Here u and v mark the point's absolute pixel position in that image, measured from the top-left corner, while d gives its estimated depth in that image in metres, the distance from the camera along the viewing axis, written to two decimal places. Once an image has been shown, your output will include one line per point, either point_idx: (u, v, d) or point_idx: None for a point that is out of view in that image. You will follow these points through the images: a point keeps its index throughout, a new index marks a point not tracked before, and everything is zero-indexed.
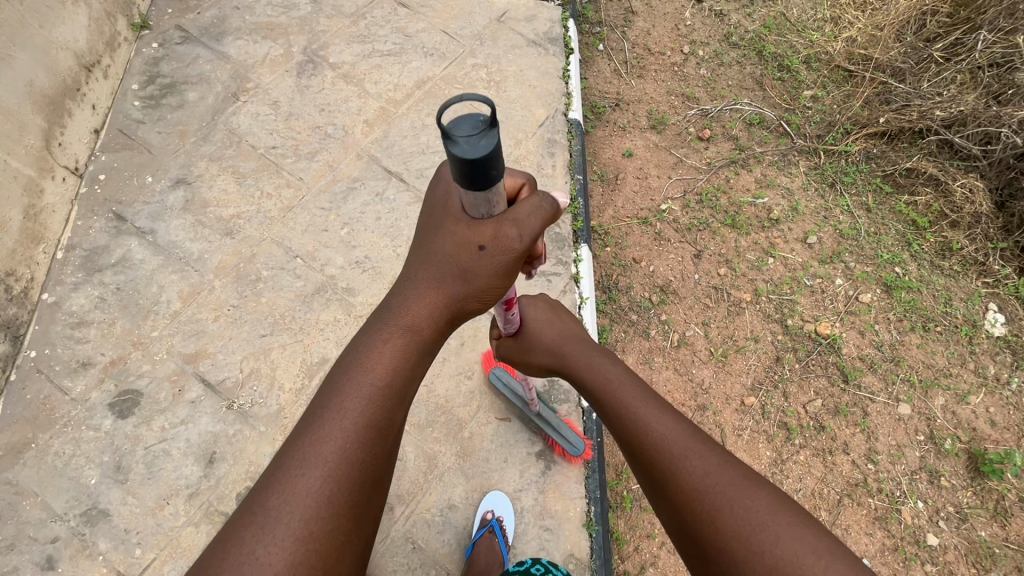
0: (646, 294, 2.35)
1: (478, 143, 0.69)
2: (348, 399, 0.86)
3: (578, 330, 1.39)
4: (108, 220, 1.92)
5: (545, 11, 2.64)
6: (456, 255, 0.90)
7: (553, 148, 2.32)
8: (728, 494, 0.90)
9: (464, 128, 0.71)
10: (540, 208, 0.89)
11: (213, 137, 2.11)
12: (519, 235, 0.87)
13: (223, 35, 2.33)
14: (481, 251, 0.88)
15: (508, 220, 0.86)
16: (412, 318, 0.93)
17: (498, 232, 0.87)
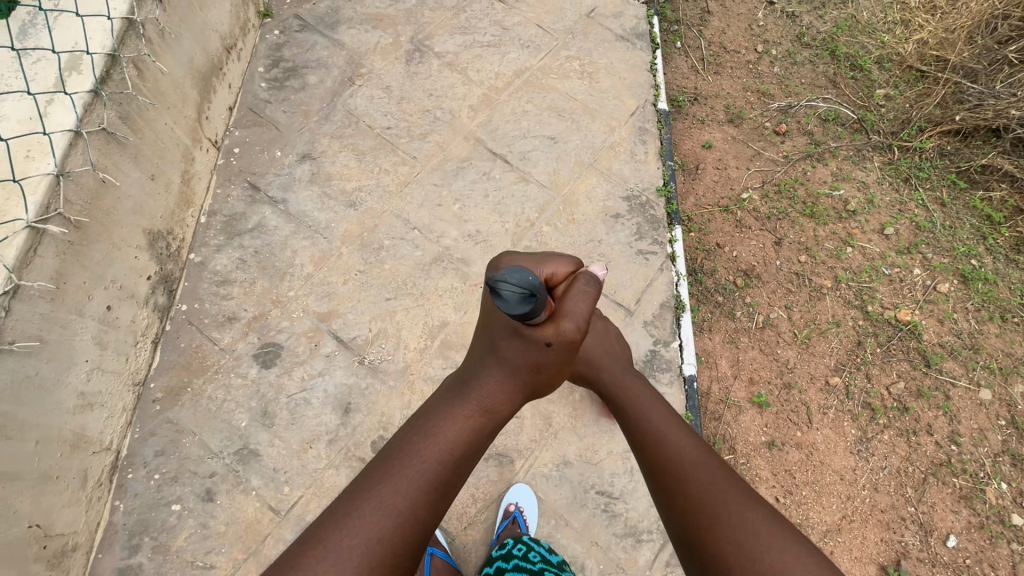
0: (731, 277, 2.45)
1: (512, 304, 0.86)
2: (427, 451, 1.01)
3: (611, 352, 1.56)
4: (244, 190, 2.07)
5: (631, 8, 2.77)
6: (529, 355, 1.12)
7: (645, 136, 2.43)
8: (730, 505, 1.00)
9: (508, 285, 0.85)
10: (585, 291, 1.09)
11: (334, 117, 2.27)
12: (577, 320, 1.08)
13: (337, 24, 2.48)
14: (546, 347, 1.09)
15: (567, 314, 1.07)
16: (489, 404, 1.12)
17: (563, 328, 1.07)
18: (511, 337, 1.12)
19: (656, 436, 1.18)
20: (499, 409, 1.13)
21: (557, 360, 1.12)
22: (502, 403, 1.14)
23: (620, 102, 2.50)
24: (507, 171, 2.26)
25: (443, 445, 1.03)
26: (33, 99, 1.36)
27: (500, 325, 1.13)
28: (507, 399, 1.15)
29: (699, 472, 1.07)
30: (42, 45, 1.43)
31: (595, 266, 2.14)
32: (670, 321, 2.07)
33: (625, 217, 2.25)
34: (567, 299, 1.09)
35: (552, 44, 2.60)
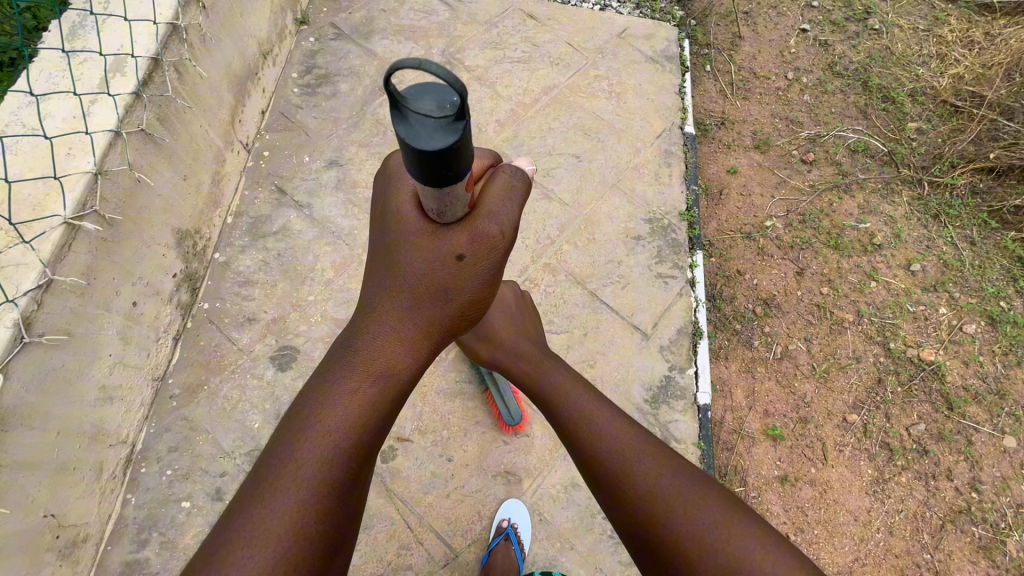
0: (750, 305, 2.42)
1: (438, 137, 0.71)
2: (323, 428, 0.96)
3: (537, 339, 1.60)
4: (272, 193, 2.10)
5: (662, 31, 2.78)
6: (441, 273, 1.04)
7: (670, 159, 2.43)
8: (663, 475, 1.07)
9: (426, 110, 0.70)
10: (504, 190, 1.03)
11: (363, 125, 2.30)
12: (498, 231, 1.03)
13: (371, 34, 2.52)
14: (459, 262, 1.04)
15: (487, 214, 1.02)
16: (387, 359, 1.06)
17: (479, 237, 1.03)
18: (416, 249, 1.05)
19: (569, 412, 1.26)
20: (406, 361, 1.06)
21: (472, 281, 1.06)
22: (405, 356, 1.07)
23: (647, 123, 2.50)
24: (531, 187, 2.27)
25: (345, 406, 0.99)
26: (78, 98, 1.40)
27: (404, 237, 1.05)
28: (408, 347, 1.08)
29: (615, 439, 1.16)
30: (89, 46, 1.47)
31: (613, 287, 2.12)
32: (686, 347, 2.05)
33: (646, 239, 2.23)
34: (483, 202, 1.03)
35: (581, 63, 2.61)
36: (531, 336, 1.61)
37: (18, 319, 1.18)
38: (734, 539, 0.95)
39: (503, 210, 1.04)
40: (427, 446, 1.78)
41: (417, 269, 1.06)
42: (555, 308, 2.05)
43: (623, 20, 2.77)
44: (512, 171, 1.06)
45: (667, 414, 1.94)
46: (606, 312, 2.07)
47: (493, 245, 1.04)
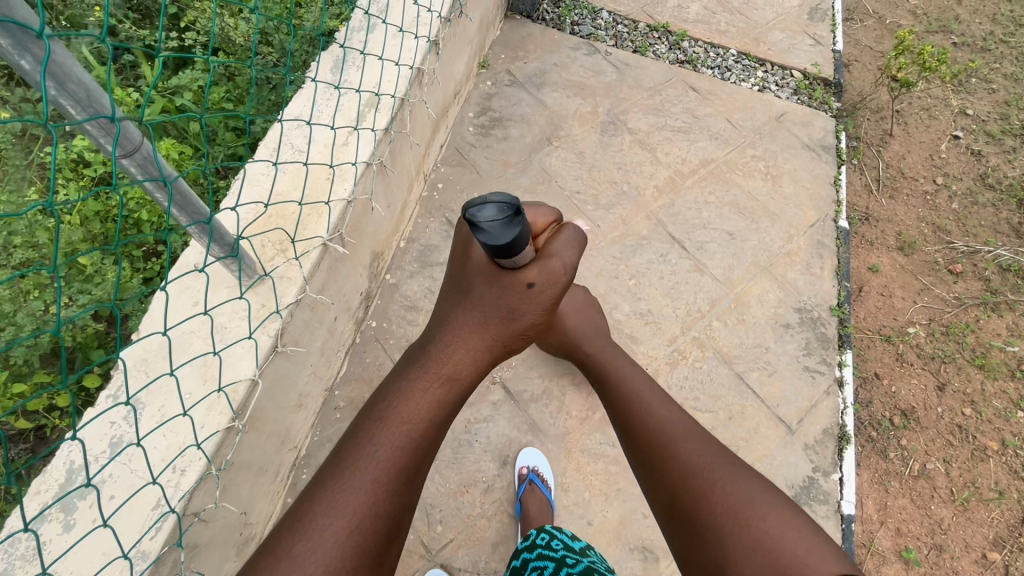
0: (887, 414, 2.33)
1: (497, 234, 0.84)
2: (390, 425, 0.95)
3: (599, 326, 1.70)
4: (441, 224, 2.20)
5: (820, 120, 2.79)
6: (504, 299, 1.04)
7: (822, 250, 2.40)
8: (698, 461, 1.07)
9: (488, 214, 0.82)
10: (572, 239, 1.05)
11: (529, 171, 2.39)
12: (563, 268, 1.03)
13: (542, 85, 2.64)
14: (527, 290, 1.02)
15: (552, 253, 1.02)
16: (450, 366, 1.04)
17: (547, 270, 1.01)
18: (483, 284, 1.05)
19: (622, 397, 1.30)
20: (464, 374, 1.05)
21: (538, 309, 1.05)
22: (467, 365, 1.05)
23: (801, 211, 2.49)
24: (683, 257, 2.28)
25: (401, 421, 0.96)
26: (354, 132, 1.48)
27: (475, 276, 1.06)
28: (473, 357, 1.06)
29: (681, 442, 1.12)
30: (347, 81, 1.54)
31: (760, 373, 2.10)
32: (832, 449, 1.99)
33: (795, 328, 2.20)
34: (551, 244, 1.04)
35: (739, 140, 2.64)
36: (599, 333, 1.66)
37: (278, 329, 1.26)
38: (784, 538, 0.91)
39: (566, 253, 1.04)
40: (568, 505, 1.77)
41: (488, 302, 1.05)
42: (701, 384, 2.04)
43: (782, 105, 2.81)
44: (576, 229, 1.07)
45: (808, 516, 1.88)
46: (751, 397, 2.05)
47: (554, 278, 1.02)
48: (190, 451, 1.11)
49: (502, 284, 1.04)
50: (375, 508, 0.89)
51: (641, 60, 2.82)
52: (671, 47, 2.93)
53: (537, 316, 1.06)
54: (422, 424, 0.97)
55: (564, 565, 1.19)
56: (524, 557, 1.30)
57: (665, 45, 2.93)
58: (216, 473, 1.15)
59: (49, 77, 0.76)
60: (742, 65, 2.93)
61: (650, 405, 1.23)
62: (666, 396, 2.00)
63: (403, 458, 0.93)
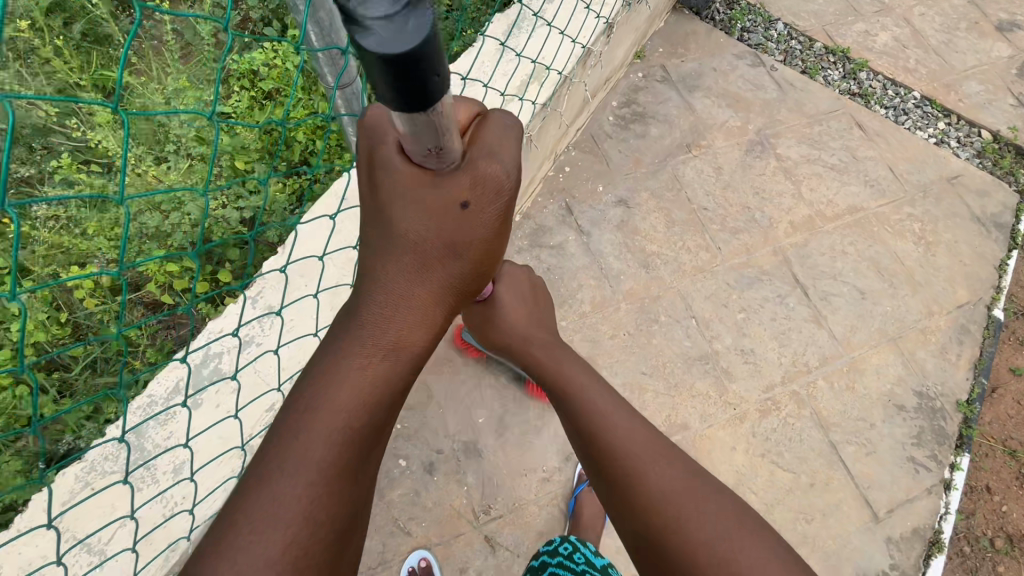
0: (990, 534, 2.07)
1: (386, 6, 0.46)
2: (331, 407, 0.80)
3: (540, 307, 1.53)
4: (560, 208, 2.17)
5: (1000, 192, 2.45)
6: (440, 226, 0.83)
7: (964, 336, 2.14)
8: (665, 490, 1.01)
9: (373, 8, 0.47)
10: (510, 127, 0.83)
11: (661, 175, 2.28)
12: (505, 170, 0.83)
13: (695, 88, 2.50)
14: (462, 212, 0.83)
15: (486, 153, 0.81)
16: (394, 304, 0.85)
17: (479, 176, 0.82)
18: (410, 202, 0.82)
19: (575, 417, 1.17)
20: (412, 336, 0.87)
21: (483, 228, 0.84)
22: (416, 325, 0.87)
23: (951, 288, 2.22)
24: (803, 304, 2.11)
25: (345, 396, 0.82)
26: (515, 103, 1.48)
27: (393, 197, 0.82)
28: (419, 315, 0.87)
29: (621, 436, 1.10)
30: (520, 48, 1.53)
31: (857, 449, 1.92)
32: (918, 553, 1.80)
33: (910, 413, 1.99)
34: (484, 137, 0.83)
35: (898, 194, 2.38)
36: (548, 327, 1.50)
37: None
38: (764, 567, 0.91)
39: (505, 148, 0.83)
40: None
41: (421, 223, 0.83)
42: (790, 442, 1.90)
43: (958, 165, 2.49)
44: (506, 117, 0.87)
45: None
46: (840, 470, 1.88)
47: (497, 196, 0.84)
48: None
49: (433, 198, 0.82)
50: (314, 503, 0.76)
51: (808, 84, 2.59)
52: (846, 75, 2.66)
53: (484, 239, 0.86)
54: (369, 391, 0.82)
55: None
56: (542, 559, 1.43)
57: (839, 72, 2.67)
58: None
59: (312, 5, 1.02)
60: (923, 111, 2.62)
61: (592, 411, 1.16)
62: (748, 443, 1.88)
63: (349, 435, 0.80)
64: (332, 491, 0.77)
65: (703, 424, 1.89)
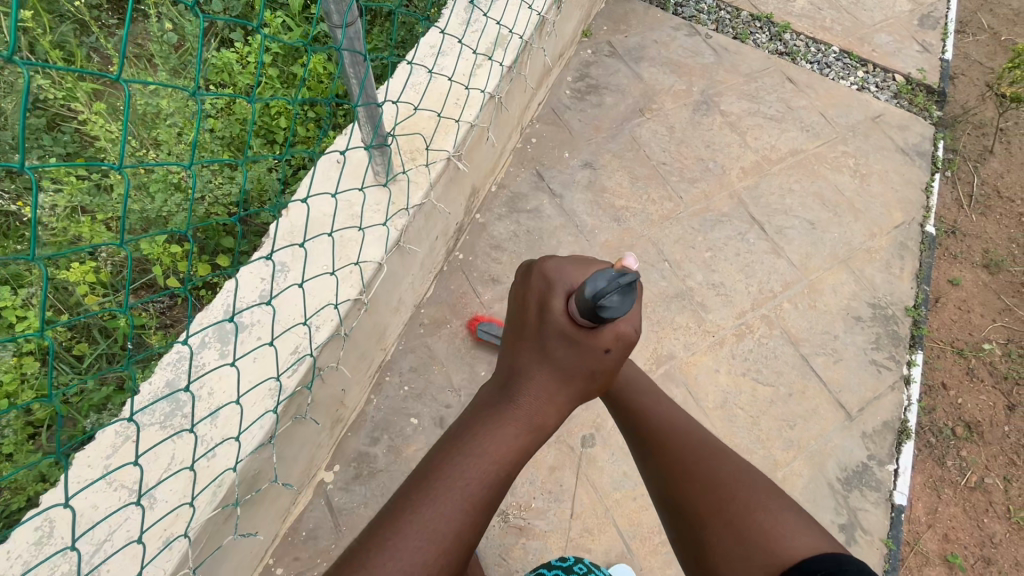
0: (950, 423, 2.30)
1: (624, 304, 0.86)
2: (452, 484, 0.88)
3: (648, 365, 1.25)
4: (531, 176, 2.31)
5: (917, 126, 2.75)
6: (585, 360, 0.97)
7: (904, 252, 2.39)
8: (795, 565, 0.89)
9: (609, 299, 0.86)
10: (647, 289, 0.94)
11: (620, 138, 2.47)
12: (636, 327, 0.95)
13: (640, 59, 2.71)
14: (605, 354, 0.96)
15: (625, 317, 0.94)
16: (541, 385, 0.99)
17: (619, 333, 0.94)
18: (566, 333, 0.95)
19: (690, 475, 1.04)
20: (548, 424, 0.99)
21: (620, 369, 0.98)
22: (550, 417, 0.99)
23: (888, 212, 2.47)
24: (762, 239, 2.31)
25: (481, 470, 0.90)
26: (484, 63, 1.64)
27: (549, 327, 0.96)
28: (554, 411, 0.99)
29: (736, 498, 0.99)
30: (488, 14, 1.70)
31: (825, 358, 2.12)
32: (890, 442, 2.00)
33: (866, 322, 2.21)
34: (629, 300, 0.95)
35: (831, 135, 2.64)
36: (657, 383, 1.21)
37: (404, 226, 1.39)
38: None
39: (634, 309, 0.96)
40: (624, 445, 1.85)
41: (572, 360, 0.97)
42: (765, 358, 2.08)
43: (879, 106, 2.78)
44: (629, 268, 0.92)
45: (857, 500, 1.90)
46: (813, 379, 2.07)
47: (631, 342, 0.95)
48: (326, 310, 1.26)
49: (589, 343, 0.95)
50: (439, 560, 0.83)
51: (740, 47, 2.84)
52: (772, 38, 2.93)
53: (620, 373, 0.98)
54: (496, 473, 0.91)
55: None
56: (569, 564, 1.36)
57: (766, 35, 2.93)
58: (341, 336, 1.29)
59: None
60: (843, 63, 2.91)
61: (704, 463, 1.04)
62: (729, 364, 2.05)
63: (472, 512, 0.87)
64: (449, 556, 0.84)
65: (687, 352, 2.05)
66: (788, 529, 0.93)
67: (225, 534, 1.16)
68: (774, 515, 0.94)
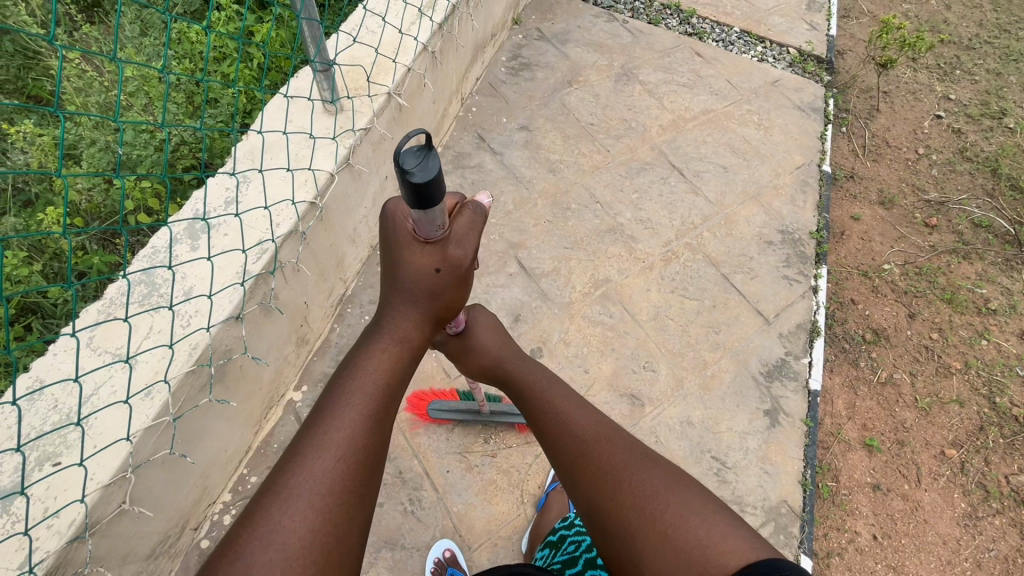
0: (860, 331, 2.60)
1: (431, 163, 0.78)
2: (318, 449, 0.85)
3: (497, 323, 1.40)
4: (474, 139, 2.57)
5: (811, 87, 3.15)
6: (419, 284, 0.98)
7: (805, 188, 2.71)
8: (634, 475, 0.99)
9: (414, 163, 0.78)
10: (474, 217, 0.98)
11: (552, 105, 2.76)
12: (465, 253, 0.98)
13: (566, 41, 3.05)
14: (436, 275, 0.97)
15: (455, 241, 0.96)
16: (404, 330, 1.00)
17: (449, 255, 0.96)
18: (401, 272, 0.98)
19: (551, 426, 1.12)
20: (398, 364, 0.97)
21: (452, 287, 1.00)
22: (400, 359, 0.98)
23: (789, 156, 2.82)
24: (681, 181, 2.61)
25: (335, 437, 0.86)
26: (416, 22, 1.86)
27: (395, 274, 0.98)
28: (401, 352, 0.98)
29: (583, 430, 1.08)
30: None
31: (743, 275, 2.39)
32: (803, 340, 2.26)
33: (777, 245, 2.51)
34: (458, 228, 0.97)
35: (737, 97, 3.00)
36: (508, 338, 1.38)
37: (352, 145, 1.60)
38: (710, 532, 0.89)
39: (469, 239, 0.98)
40: (568, 355, 2.10)
41: (408, 284, 0.98)
42: (690, 278, 2.34)
43: (777, 73, 3.18)
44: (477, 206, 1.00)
45: (779, 389, 2.14)
46: (733, 292, 2.34)
47: (460, 269, 0.98)
48: (286, 208, 1.45)
49: (416, 267, 0.97)
50: (313, 519, 0.80)
51: (654, 29, 3.22)
52: (682, 22, 3.33)
53: (455, 293, 1.01)
54: (359, 432, 0.88)
55: None
56: (561, 533, 1.46)
57: (676, 20, 3.33)
58: (300, 232, 1.48)
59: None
60: (744, 41, 3.32)
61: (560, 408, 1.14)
62: (659, 284, 2.30)
63: (342, 462, 0.85)
64: (330, 508, 0.82)
65: (621, 276, 2.29)
66: (637, 464, 1.01)
67: (201, 396, 1.31)
68: (693, 513, 0.92)
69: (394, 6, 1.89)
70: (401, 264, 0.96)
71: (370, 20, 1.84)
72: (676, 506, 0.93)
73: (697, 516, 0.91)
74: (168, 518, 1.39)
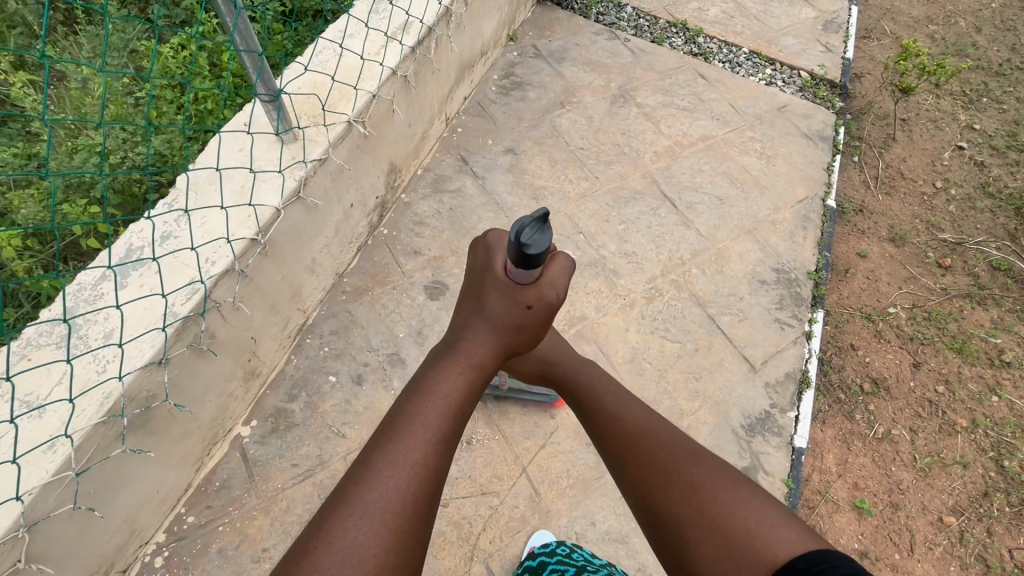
0: (858, 380, 2.43)
1: (542, 236, 0.85)
2: (393, 467, 0.81)
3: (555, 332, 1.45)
4: (456, 161, 2.48)
5: (821, 114, 2.98)
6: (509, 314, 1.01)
7: (807, 223, 2.55)
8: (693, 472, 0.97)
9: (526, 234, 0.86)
10: (564, 265, 1.03)
11: (541, 127, 2.66)
12: (556, 289, 1.01)
13: (562, 60, 2.94)
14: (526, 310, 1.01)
15: (550, 283, 0.99)
16: (478, 353, 0.99)
17: (541, 293, 0.99)
18: (491, 295, 1.01)
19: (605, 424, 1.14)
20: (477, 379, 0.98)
21: (542, 322, 1.03)
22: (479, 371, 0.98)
23: (791, 188, 2.66)
24: (672, 213, 2.48)
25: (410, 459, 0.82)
26: (384, 47, 1.79)
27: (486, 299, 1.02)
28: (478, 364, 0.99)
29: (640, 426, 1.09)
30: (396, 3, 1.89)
31: (731, 317, 2.25)
32: (791, 391, 2.11)
33: (771, 285, 2.36)
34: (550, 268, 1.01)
35: (740, 123, 2.86)
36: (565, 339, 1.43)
37: (302, 177, 1.53)
38: (760, 522, 0.87)
39: (557, 281, 1.01)
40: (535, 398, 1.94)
41: (496, 310, 1.01)
42: (673, 318, 2.21)
43: (785, 98, 3.01)
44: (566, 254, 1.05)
45: (760, 445, 2.00)
46: (718, 336, 2.20)
47: (552, 309, 1.01)
48: (222, 245, 1.38)
49: (510, 299, 1.00)
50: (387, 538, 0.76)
51: (656, 49, 3.09)
52: (687, 41, 3.19)
53: (541, 327, 1.04)
54: (430, 460, 0.83)
55: (585, 569, 1.32)
56: (541, 559, 1.42)
57: (681, 39, 3.19)
58: (238, 271, 1.41)
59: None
60: (752, 62, 3.17)
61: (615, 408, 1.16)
62: (639, 324, 2.18)
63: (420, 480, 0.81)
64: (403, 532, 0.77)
65: (598, 313, 2.18)
66: (690, 459, 0.99)
67: (115, 446, 1.24)
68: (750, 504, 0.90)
69: (364, 28, 1.81)
70: (488, 295, 1.01)
71: (337, 42, 1.76)
72: (732, 497, 0.91)
73: (747, 507, 0.90)
74: (81, 566, 1.33)
